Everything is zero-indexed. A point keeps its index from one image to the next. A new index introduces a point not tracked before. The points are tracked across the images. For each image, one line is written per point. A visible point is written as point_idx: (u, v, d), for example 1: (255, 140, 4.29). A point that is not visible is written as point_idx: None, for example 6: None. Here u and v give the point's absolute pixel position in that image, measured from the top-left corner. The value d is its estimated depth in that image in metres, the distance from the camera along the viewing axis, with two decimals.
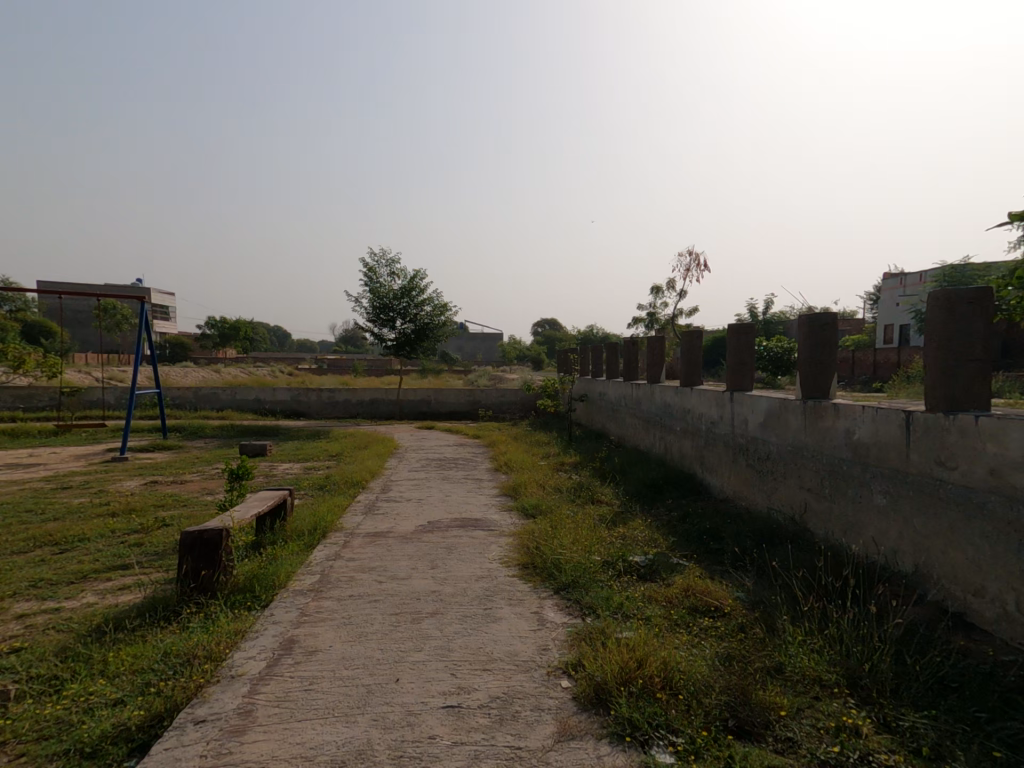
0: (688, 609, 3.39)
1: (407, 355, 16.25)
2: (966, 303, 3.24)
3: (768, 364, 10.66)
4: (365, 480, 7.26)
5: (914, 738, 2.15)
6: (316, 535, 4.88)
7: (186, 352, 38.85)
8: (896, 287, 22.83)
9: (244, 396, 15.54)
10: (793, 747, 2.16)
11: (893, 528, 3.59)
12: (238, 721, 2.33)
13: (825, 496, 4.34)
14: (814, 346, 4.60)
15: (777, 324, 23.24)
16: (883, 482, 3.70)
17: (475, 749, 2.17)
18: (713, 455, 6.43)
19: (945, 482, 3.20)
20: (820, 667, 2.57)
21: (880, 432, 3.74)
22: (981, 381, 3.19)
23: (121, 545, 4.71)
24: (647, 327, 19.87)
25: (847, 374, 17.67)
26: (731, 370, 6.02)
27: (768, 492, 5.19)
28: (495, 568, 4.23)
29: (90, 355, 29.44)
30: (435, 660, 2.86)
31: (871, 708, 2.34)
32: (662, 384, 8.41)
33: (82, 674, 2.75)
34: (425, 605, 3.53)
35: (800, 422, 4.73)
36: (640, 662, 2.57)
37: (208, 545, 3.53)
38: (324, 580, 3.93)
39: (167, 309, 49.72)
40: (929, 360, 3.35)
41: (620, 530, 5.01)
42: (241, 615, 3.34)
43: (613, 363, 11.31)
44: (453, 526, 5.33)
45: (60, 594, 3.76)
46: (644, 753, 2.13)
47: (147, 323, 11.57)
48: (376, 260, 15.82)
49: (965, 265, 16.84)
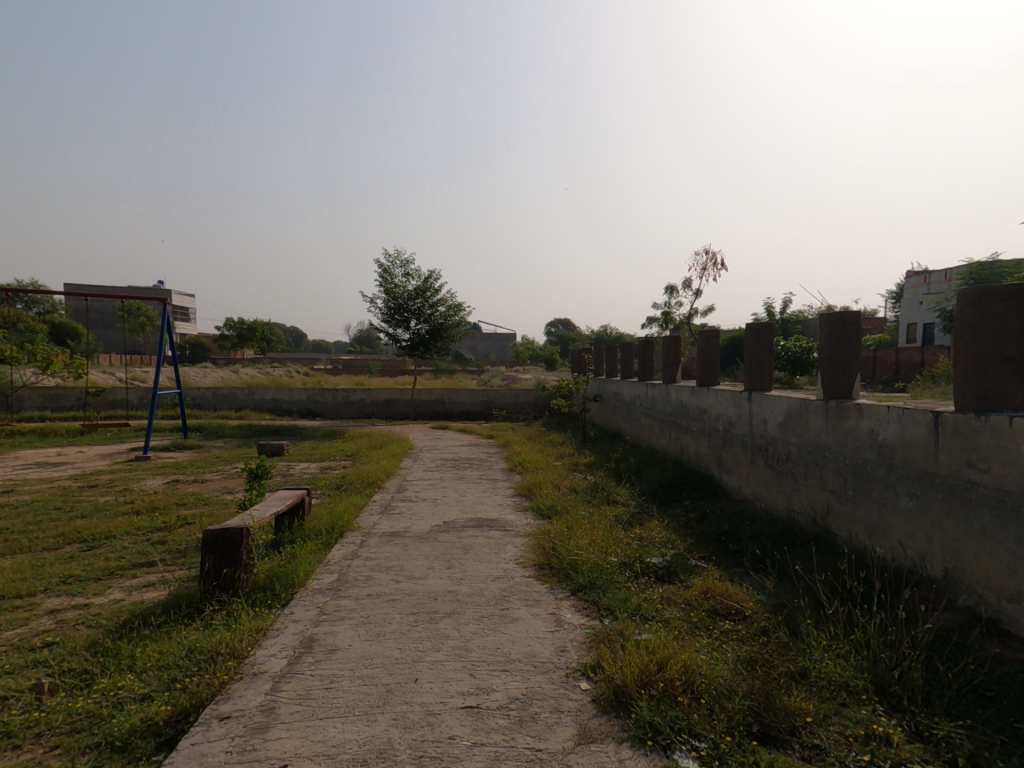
0: (708, 611, 3.35)
1: (421, 356, 16.32)
2: (1000, 301, 3.15)
3: (787, 364, 10.52)
4: (381, 479, 7.29)
5: (950, 749, 2.10)
6: (334, 534, 4.92)
7: (204, 353, 39.43)
8: (919, 286, 22.38)
9: (262, 396, 15.74)
10: (820, 754, 2.13)
11: (920, 531, 3.52)
12: (261, 718, 2.35)
13: (848, 498, 4.26)
14: (837, 345, 4.51)
15: (795, 323, 22.96)
16: (909, 484, 3.63)
17: (496, 750, 2.16)
18: (730, 456, 6.36)
19: (976, 485, 3.12)
20: (846, 673, 2.52)
21: (906, 433, 3.66)
22: (1017, 380, 3.10)
23: (145, 543, 4.79)
24: (662, 327, 19.73)
25: (868, 375, 17.39)
26: (749, 370, 5.94)
27: (788, 493, 5.12)
28: (512, 568, 4.23)
29: (113, 357, 30.08)
30: (453, 660, 2.86)
31: (902, 717, 2.29)
32: (678, 383, 8.32)
33: (111, 669, 2.79)
34: (442, 605, 3.53)
35: (822, 422, 4.65)
36: (660, 665, 2.54)
37: (229, 544, 3.57)
38: (343, 579, 3.96)
39: (187, 312, 50.78)
40: (960, 359, 3.27)
41: (637, 531, 4.97)
42: (262, 612, 3.37)
43: (628, 363, 11.23)
44: (469, 526, 5.35)
45: (88, 590, 3.83)
46: (666, 757, 2.11)
47: (169, 325, 11.75)
48: (391, 260, 15.90)
49: (992, 262, 16.47)
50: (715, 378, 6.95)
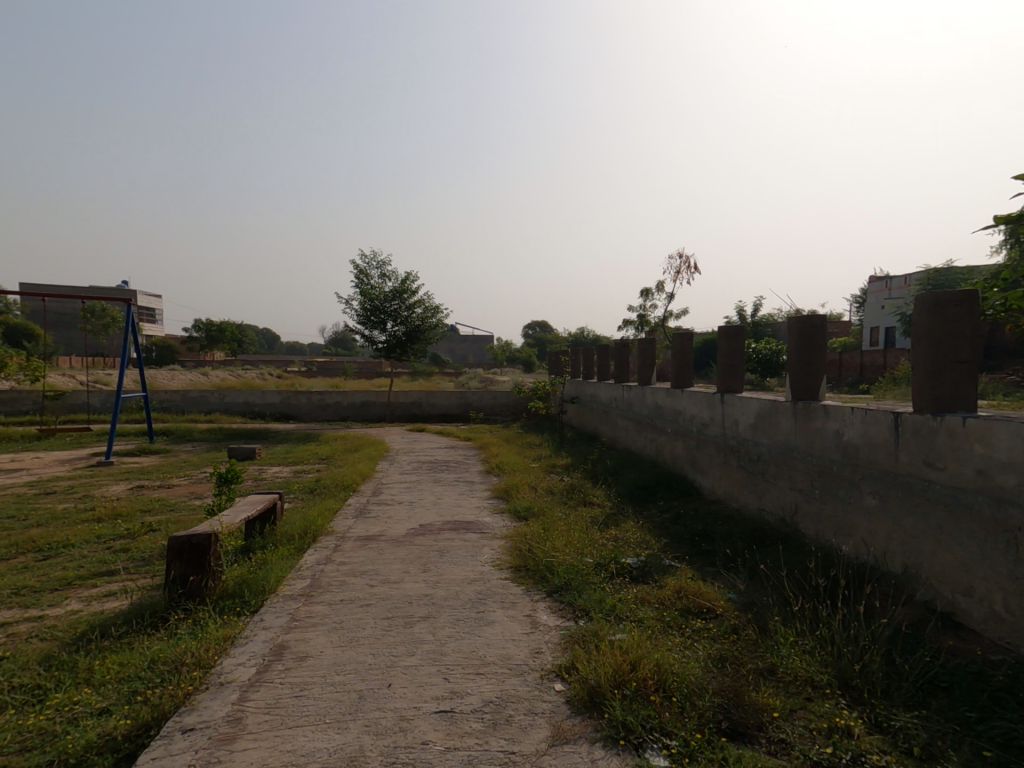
0: (681, 611, 3.39)
1: (397, 358, 16.15)
2: (954, 304, 3.27)
3: (758, 366, 10.75)
4: (356, 483, 7.20)
5: (906, 738, 2.17)
6: (307, 539, 4.83)
7: (172, 356, 38.46)
8: (881, 291, 23.07)
9: (232, 399, 15.43)
10: (786, 748, 2.17)
11: (882, 529, 3.62)
12: (227, 729, 2.30)
13: (816, 498, 4.37)
14: (805, 347, 4.63)
15: (766, 327, 23.41)
16: (873, 483, 3.73)
17: (469, 754, 2.15)
18: (704, 456, 6.45)
19: (934, 483, 3.23)
20: (812, 668, 2.58)
21: (869, 433, 3.77)
22: (969, 381, 3.23)
23: (106, 552, 4.63)
24: (638, 329, 19.91)
25: (834, 377, 17.93)
26: (722, 371, 6.04)
27: (759, 493, 5.22)
28: (488, 571, 4.21)
29: (74, 361, 29.11)
30: (427, 664, 2.84)
31: (863, 709, 2.35)
32: (654, 385, 8.41)
33: (67, 682, 2.70)
34: (417, 609, 3.50)
35: (791, 423, 4.75)
36: (633, 664, 2.55)
37: (196, 551, 3.47)
38: (315, 585, 3.89)
39: (153, 314, 49.66)
40: (918, 362, 3.38)
41: (611, 532, 4.99)
42: (230, 620, 3.30)
43: (604, 365, 11.32)
44: (445, 529, 5.30)
45: (43, 602, 3.69)
46: (638, 755, 2.13)
47: (134, 329, 11.33)
48: (368, 260, 15.75)
49: (949, 268, 17.20)
50: (688, 380, 7.04)
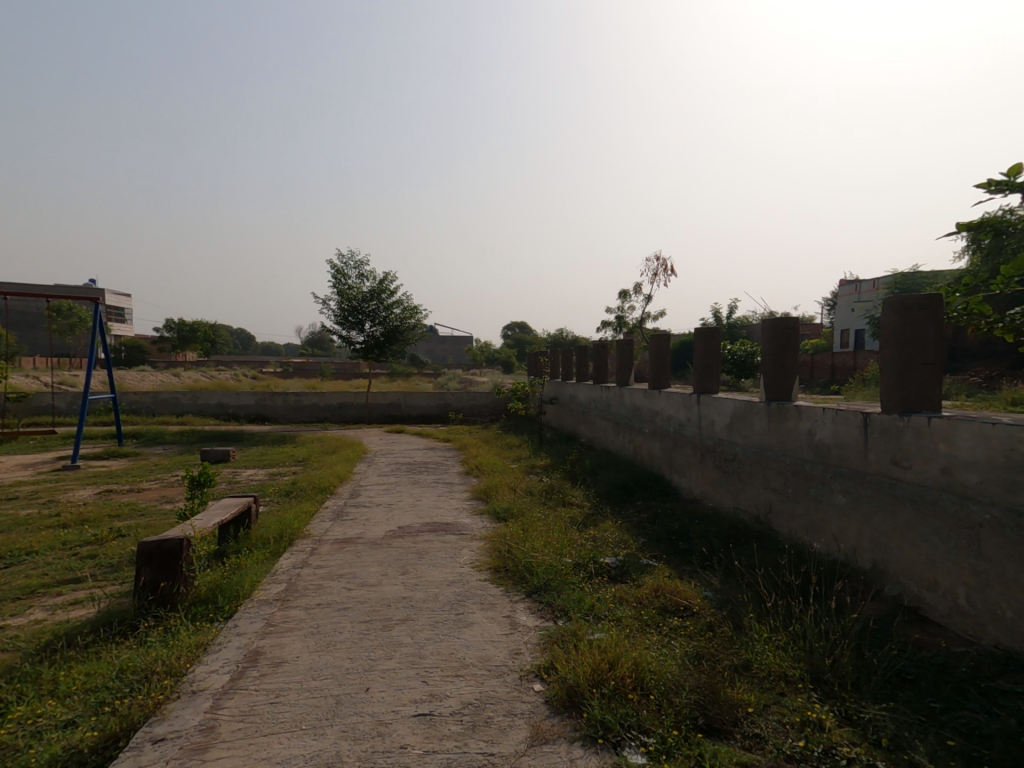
0: (659, 609, 3.43)
1: (375, 358, 16.00)
2: (920, 308, 3.37)
3: (733, 367, 10.93)
4: (334, 485, 7.11)
5: (875, 730, 2.23)
6: (283, 542, 4.76)
7: (142, 356, 37.46)
8: (851, 294, 23.67)
9: (205, 401, 15.10)
10: (760, 743, 2.21)
11: (852, 526, 3.72)
12: (200, 738, 2.25)
13: (789, 496, 4.46)
14: (778, 349, 4.73)
15: (741, 328, 23.82)
16: (844, 482, 3.82)
17: (448, 756, 2.14)
18: (681, 456, 6.54)
19: (901, 481, 3.33)
20: (785, 663, 2.64)
21: (840, 433, 3.87)
22: (934, 382, 3.33)
23: (72, 559, 4.48)
24: (616, 330, 20.07)
25: (807, 377, 18.34)
26: (699, 372, 6.13)
27: (734, 492, 5.31)
28: (467, 572, 4.20)
29: (38, 361, 28.14)
30: (406, 667, 2.82)
31: (834, 702, 2.41)
32: (632, 386, 8.48)
33: (30, 695, 2.61)
34: (396, 612, 3.47)
35: (765, 423, 4.84)
36: (612, 663, 2.58)
37: (167, 556, 3.39)
38: (291, 589, 3.83)
39: (122, 313, 48.35)
40: (886, 364, 3.48)
41: (590, 532, 5.03)
42: (202, 626, 3.22)
43: (583, 366, 11.39)
44: (424, 531, 5.27)
45: (5, 612, 3.56)
46: (616, 754, 2.15)
47: (102, 329, 11.02)
48: (345, 260, 15.59)
49: (914, 272, 17.74)
50: (666, 381, 7.12)
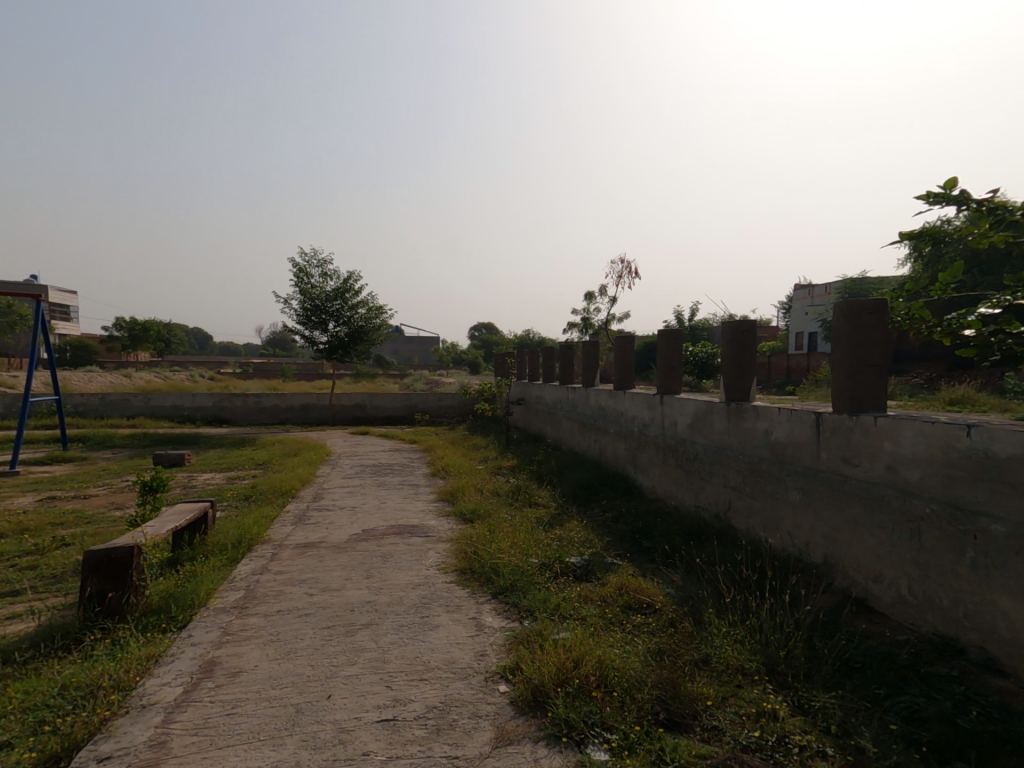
0: (622, 607, 3.48)
1: (339, 359, 15.71)
2: (868, 312, 3.52)
3: (694, 368, 11.19)
4: (295, 488, 6.94)
5: (825, 717, 2.32)
6: (241, 548, 4.62)
7: (90, 356, 35.74)
8: (806, 298, 24.56)
9: (159, 403, 14.52)
10: (718, 734, 2.27)
11: (806, 522, 3.86)
12: (149, 754, 2.15)
13: (747, 494, 4.60)
14: (737, 351, 4.86)
15: (703, 330, 24.40)
16: (798, 479, 3.96)
17: (411, 762, 2.12)
18: (645, 456, 6.65)
19: (850, 478, 3.48)
20: (742, 656, 2.71)
21: (794, 433, 4.01)
22: (880, 382, 3.49)
23: (10, 570, 4.24)
24: (582, 332, 20.27)
25: (764, 378, 18.93)
26: (662, 373, 6.24)
27: (696, 490, 5.44)
28: (433, 575, 4.16)
29: None
30: (369, 672, 2.78)
31: (787, 693, 2.50)
32: (597, 387, 8.58)
33: None
34: (359, 617, 3.41)
35: (724, 423, 4.97)
36: (576, 661, 2.60)
37: (115, 565, 3.24)
38: (250, 596, 3.72)
39: (69, 311, 46.07)
40: (837, 365, 3.63)
41: (555, 532, 5.06)
42: (154, 637, 3.10)
43: (549, 367, 11.46)
44: (389, 534, 5.20)
45: None
46: (579, 752, 2.16)
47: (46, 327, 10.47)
48: (307, 259, 15.26)
49: (864, 278, 18.53)
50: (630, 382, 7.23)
